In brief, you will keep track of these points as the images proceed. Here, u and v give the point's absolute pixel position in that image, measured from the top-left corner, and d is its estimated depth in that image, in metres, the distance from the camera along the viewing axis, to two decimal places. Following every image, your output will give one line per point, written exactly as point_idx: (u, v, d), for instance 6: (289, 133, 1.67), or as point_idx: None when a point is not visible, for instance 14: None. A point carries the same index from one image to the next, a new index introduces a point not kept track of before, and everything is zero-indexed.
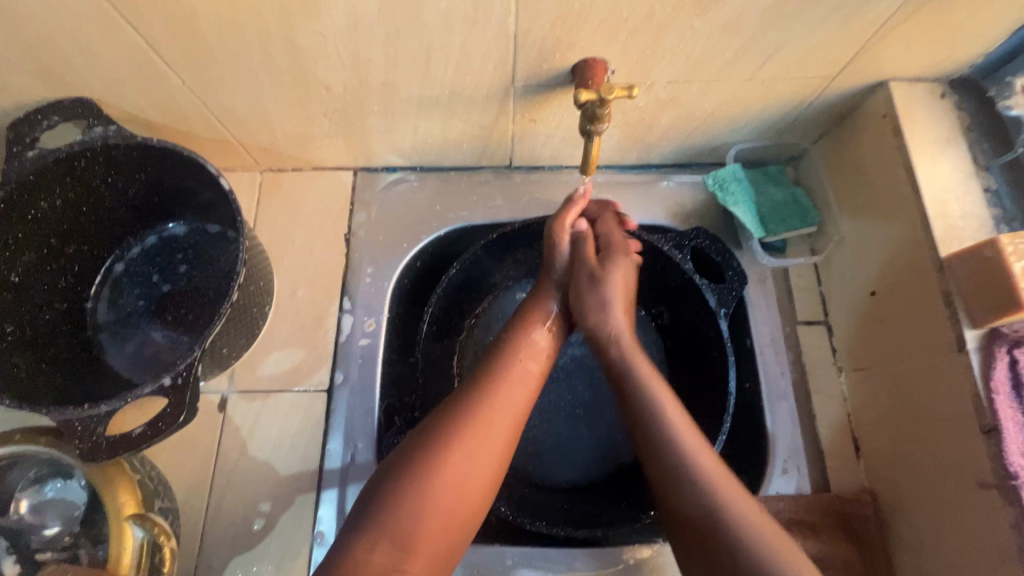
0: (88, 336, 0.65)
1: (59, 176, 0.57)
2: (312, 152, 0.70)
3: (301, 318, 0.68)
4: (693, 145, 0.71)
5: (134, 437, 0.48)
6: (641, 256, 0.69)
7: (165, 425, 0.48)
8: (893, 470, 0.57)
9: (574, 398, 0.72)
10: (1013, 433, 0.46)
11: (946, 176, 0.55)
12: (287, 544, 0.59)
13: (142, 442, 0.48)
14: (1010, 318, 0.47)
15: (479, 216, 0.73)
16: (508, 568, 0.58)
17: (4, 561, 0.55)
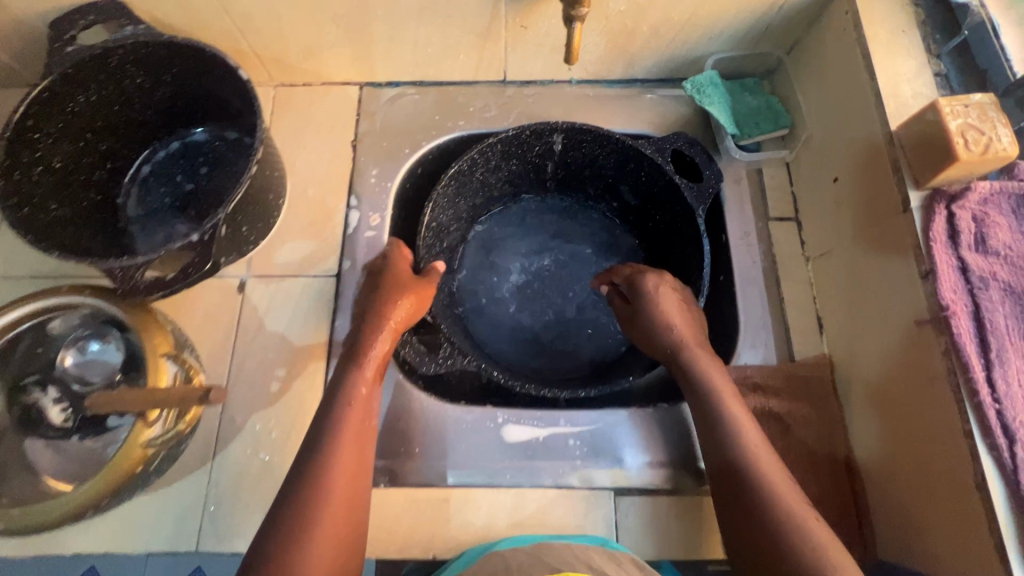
0: (120, 227, 0.72)
1: (94, 73, 0.64)
2: (321, 64, 0.76)
3: (311, 214, 0.74)
4: (674, 56, 0.76)
5: (168, 280, 0.56)
6: (627, 163, 0.74)
7: (194, 271, 0.56)
8: (851, 335, 0.63)
9: (566, 301, 0.79)
10: (946, 275, 0.51)
11: (901, 63, 0.60)
12: (299, 404, 0.66)
13: (176, 283, 0.56)
14: (948, 173, 0.52)
15: (475, 126, 0.79)
16: (498, 425, 0.65)
17: (50, 409, 0.61)
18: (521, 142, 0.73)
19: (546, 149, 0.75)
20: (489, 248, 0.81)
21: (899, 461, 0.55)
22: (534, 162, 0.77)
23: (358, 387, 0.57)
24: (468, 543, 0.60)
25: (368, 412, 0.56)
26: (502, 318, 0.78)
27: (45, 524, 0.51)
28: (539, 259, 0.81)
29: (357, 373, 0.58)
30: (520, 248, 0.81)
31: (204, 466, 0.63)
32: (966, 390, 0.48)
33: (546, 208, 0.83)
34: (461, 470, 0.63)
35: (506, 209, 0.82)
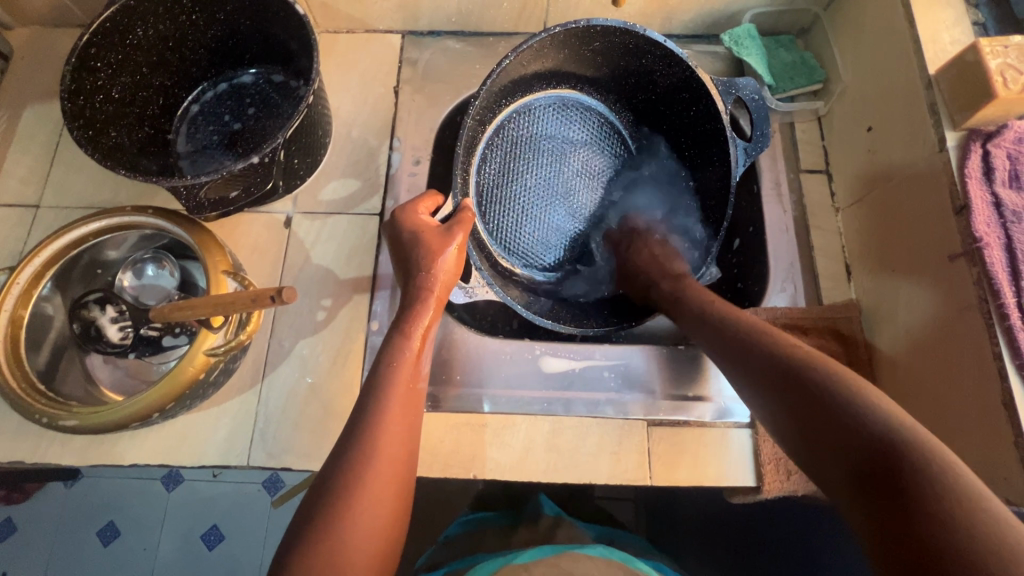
0: (171, 161, 0.74)
1: (154, 6, 0.65)
2: (366, 10, 0.78)
3: (355, 155, 0.76)
4: (713, 11, 0.77)
5: (233, 198, 0.63)
6: (682, 91, 0.70)
7: (256, 191, 0.63)
8: (879, 278, 0.65)
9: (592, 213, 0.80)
10: (981, 209, 0.53)
11: (941, 12, 0.62)
12: (345, 331, 0.68)
13: (239, 201, 0.64)
14: (985, 113, 0.54)
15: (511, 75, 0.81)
16: (536, 356, 0.68)
17: (108, 327, 0.61)
18: (584, 37, 0.67)
19: (605, 46, 0.69)
20: (518, 136, 0.77)
21: (921, 393, 0.58)
22: (585, 56, 0.71)
23: (403, 353, 0.52)
24: (508, 464, 0.63)
25: (415, 383, 0.51)
26: (521, 206, 0.76)
27: (113, 425, 0.54)
28: (567, 160, 0.79)
29: (403, 342, 0.53)
30: (549, 143, 0.78)
31: (254, 387, 0.65)
32: (996, 315, 0.50)
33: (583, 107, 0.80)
34: (500, 398, 0.66)
35: (547, 101, 0.78)
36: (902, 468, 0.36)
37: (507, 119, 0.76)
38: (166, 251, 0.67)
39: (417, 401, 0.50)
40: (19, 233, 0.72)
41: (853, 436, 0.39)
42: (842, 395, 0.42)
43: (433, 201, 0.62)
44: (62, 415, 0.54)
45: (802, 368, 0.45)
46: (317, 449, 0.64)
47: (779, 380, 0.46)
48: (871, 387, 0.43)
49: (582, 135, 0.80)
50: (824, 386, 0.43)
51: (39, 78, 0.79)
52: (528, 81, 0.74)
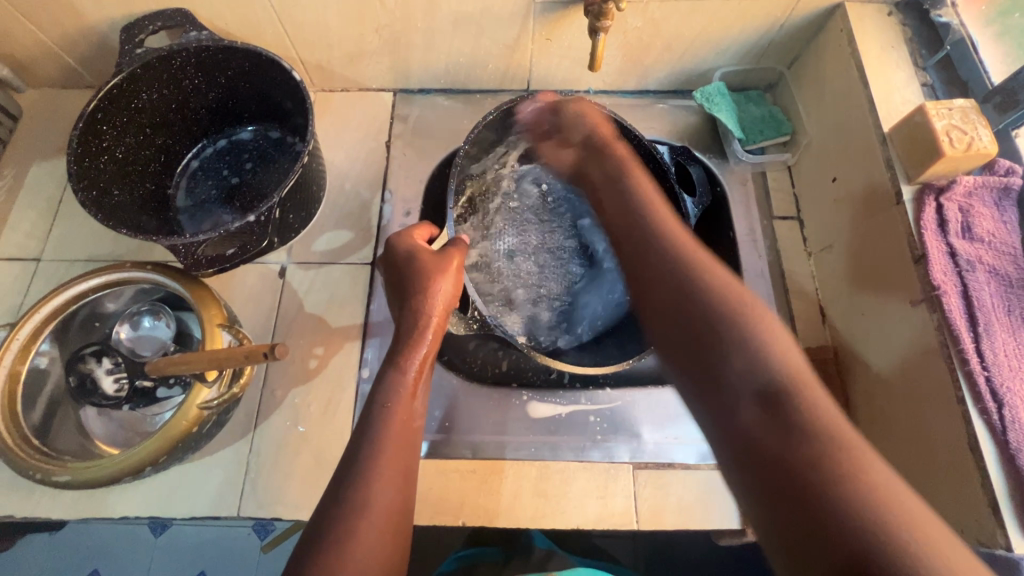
0: (171, 215, 0.77)
1: (159, 73, 0.69)
2: (359, 72, 0.82)
3: (348, 207, 0.79)
4: (685, 70, 0.82)
5: (229, 255, 0.65)
6: None
7: (252, 248, 0.66)
8: (850, 323, 0.68)
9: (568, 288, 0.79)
10: (937, 258, 0.56)
11: (892, 75, 0.67)
12: (336, 379, 0.70)
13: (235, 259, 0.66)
14: (935, 168, 0.58)
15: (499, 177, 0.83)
16: (524, 401, 0.69)
17: (103, 378, 0.63)
18: (537, 113, 0.74)
19: (552, 123, 0.75)
20: (490, 216, 0.81)
21: (895, 429, 0.60)
22: (535, 138, 0.78)
23: (395, 391, 0.53)
24: (496, 510, 0.64)
25: (411, 413, 0.53)
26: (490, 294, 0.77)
27: (104, 479, 0.55)
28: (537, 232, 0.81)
29: (395, 385, 0.54)
30: (518, 224, 0.82)
31: (246, 436, 0.67)
32: (957, 359, 0.53)
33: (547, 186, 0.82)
34: (489, 444, 0.67)
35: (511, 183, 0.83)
36: (795, 435, 0.40)
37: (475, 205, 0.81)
38: (162, 303, 0.69)
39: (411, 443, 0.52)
40: (19, 285, 0.74)
41: (755, 391, 0.43)
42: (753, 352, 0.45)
43: (427, 231, 0.65)
44: (55, 470, 0.55)
45: (728, 322, 0.47)
46: (307, 498, 0.64)
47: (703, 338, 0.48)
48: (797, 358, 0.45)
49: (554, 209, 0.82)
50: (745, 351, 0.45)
51: (46, 137, 0.83)
52: (488, 163, 0.80)
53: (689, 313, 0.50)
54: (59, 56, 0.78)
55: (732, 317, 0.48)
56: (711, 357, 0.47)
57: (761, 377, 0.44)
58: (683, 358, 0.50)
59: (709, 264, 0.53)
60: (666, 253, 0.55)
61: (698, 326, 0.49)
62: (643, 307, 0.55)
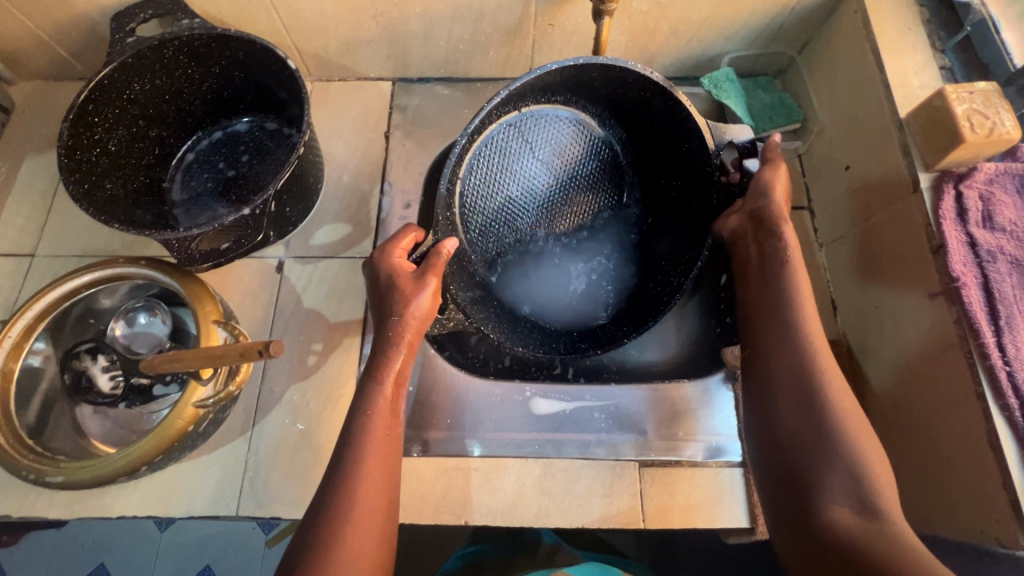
0: (166, 208, 0.76)
1: (151, 63, 0.67)
2: (357, 60, 0.80)
3: (347, 199, 0.78)
4: (692, 55, 0.79)
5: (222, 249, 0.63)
6: (676, 124, 0.66)
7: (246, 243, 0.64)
8: (864, 317, 0.66)
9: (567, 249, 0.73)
10: (957, 249, 0.54)
11: (909, 58, 0.64)
12: (335, 377, 0.68)
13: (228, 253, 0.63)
14: (955, 155, 0.55)
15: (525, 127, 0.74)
16: (526, 398, 0.68)
17: (99, 376, 0.62)
18: (582, 66, 0.62)
19: (602, 72, 0.63)
20: (504, 154, 0.69)
21: (909, 424, 0.58)
22: (580, 82, 0.66)
23: (377, 399, 0.52)
24: (499, 508, 0.63)
25: (393, 424, 0.52)
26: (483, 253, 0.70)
27: (98, 479, 0.54)
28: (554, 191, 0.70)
29: (375, 391, 0.52)
30: (534, 169, 0.71)
31: (244, 434, 0.65)
32: (977, 354, 0.51)
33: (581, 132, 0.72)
34: (492, 441, 0.66)
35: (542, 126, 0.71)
36: (882, 525, 0.44)
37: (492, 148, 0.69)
38: (158, 299, 0.68)
39: (395, 450, 0.52)
40: (15, 281, 0.73)
41: (848, 481, 0.47)
42: (846, 441, 0.48)
43: (411, 239, 0.59)
44: (49, 470, 0.54)
45: (834, 411, 0.50)
46: (307, 497, 0.63)
47: (807, 427, 0.50)
48: (873, 444, 0.48)
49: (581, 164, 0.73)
50: (850, 445, 0.48)
51: (39, 130, 0.81)
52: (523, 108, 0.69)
53: (792, 404, 0.52)
54: (52, 47, 0.77)
55: (822, 400, 0.51)
56: (805, 454, 0.50)
57: (863, 484, 0.46)
58: (773, 433, 0.53)
59: (824, 353, 0.54)
60: (771, 342, 0.56)
61: (789, 417, 0.52)
62: (753, 396, 0.56)
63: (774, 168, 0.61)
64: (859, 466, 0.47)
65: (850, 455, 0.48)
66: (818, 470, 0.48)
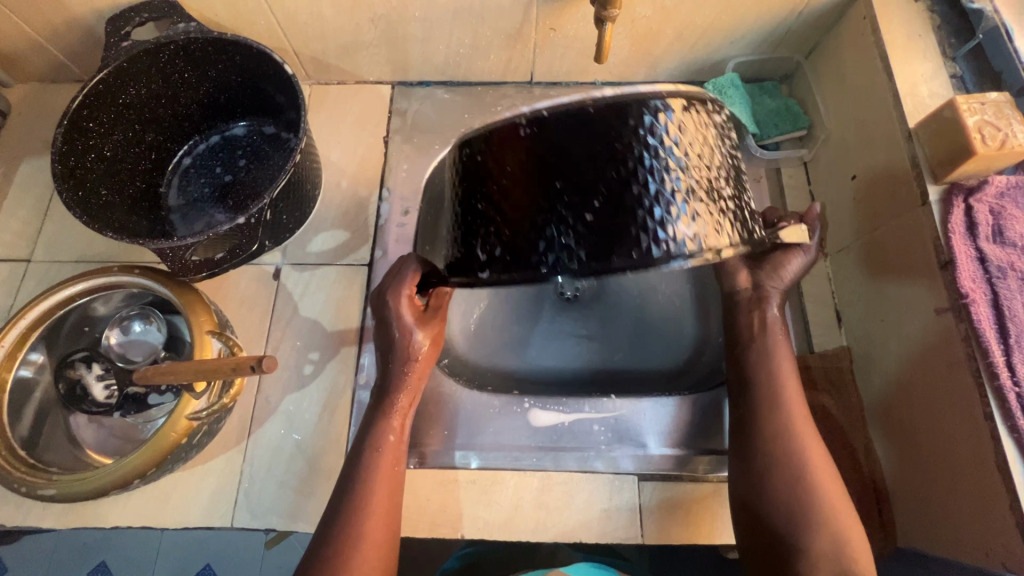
0: (163, 214, 0.75)
1: (147, 66, 0.66)
2: (355, 63, 0.79)
3: (345, 205, 0.77)
4: (697, 59, 0.78)
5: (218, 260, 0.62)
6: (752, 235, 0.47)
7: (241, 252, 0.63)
8: (869, 329, 0.65)
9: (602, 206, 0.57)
10: (965, 264, 0.53)
11: (918, 65, 0.63)
12: (331, 388, 0.67)
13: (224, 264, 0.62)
14: (965, 168, 0.54)
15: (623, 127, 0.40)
16: (525, 409, 0.66)
17: (93, 385, 0.61)
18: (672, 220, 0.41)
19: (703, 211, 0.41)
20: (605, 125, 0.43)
21: (914, 440, 0.57)
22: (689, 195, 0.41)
23: (386, 431, 0.57)
24: (495, 522, 0.62)
25: (398, 455, 0.57)
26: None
27: (91, 492, 0.54)
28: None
29: (384, 419, 0.58)
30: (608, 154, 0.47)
31: (239, 445, 0.65)
32: (986, 373, 0.50)
33: (710, 217, 0.41)
34: (489, 453, 0.64)
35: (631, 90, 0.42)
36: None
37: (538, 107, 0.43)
38: (152, 307, 0.67)
39: (395, 478, 0.56)
40: (10, 288, 0.72)
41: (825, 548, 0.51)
42: (822, 511, 0.52)
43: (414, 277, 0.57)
44: (41, 483, 0.54)
45: (815, 481, 0.54)
46: (302, 509, 0.63)
47: (790, 495, 0.53)
48: (847, 512, 0.53)
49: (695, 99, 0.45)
50: (827, 514, 0.52)
51: (35, 132, 0.80)
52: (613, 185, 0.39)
53: (776, 463, 0.55)
54: (48, 49, 0.76)
55: (805, 470, 0.54)
56: (785, 525, 0.53)
57: (837, 551, 0.51)
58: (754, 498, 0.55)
59: (804, 423, 0.57)
60: (756, 399, 0.58)
61: (772, 475, 0.54)
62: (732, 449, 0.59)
63: (798, 254, 0.62)
64: (835, 534, 0.51)
65: (828, 526, 0.52)
66: (797, 528, 0.52)
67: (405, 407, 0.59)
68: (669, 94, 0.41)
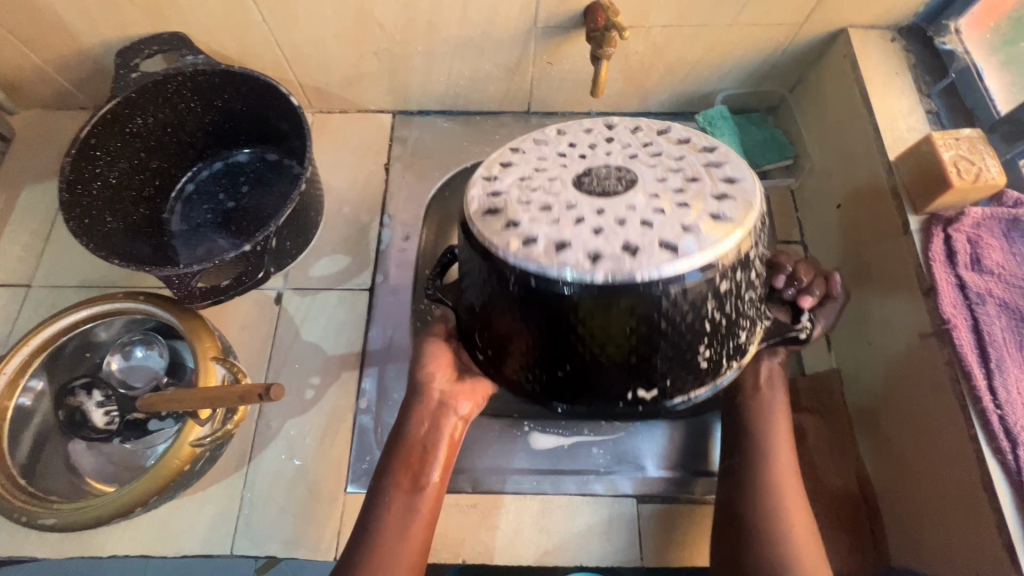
0: (165, 240, 0.75)
1: (155, 97, 0.68)
2: (358, 93, 0.81)
3: (346, 231, 0.78)
4: (688, 92, 0.81)
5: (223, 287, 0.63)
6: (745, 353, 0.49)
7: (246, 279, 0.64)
8: (856, 353, 0.67)
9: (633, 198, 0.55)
10: (946, 291, 0.56)
11: (896, 100, 0.66)
12: (332, 413, 0.68)
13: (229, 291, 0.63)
14: (943, 199, 0.57)
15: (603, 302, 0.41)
16: (525, 432, 0.67)
17: (93, 411, 0.62)
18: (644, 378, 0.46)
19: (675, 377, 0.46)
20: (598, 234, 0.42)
21: (903, 462, 0.59)
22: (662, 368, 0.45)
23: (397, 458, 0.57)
24: (496, 547, 0.63)
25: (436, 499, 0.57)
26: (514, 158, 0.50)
27: (91, 522, 0.54)
28: (643, 192, 0.44)
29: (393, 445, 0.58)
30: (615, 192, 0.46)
31: (239, 470, 0.65)
32: (969, 397, 0.52)
33: (683, 374, 0.46)
34: (490, 476, 0.65)
35: (630, 258, 0.40)
36: None
37: (539, 241, 0.42)
38: (155, 332, 0.67)
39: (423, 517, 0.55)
40: (8, 313, 0.72)
41: None
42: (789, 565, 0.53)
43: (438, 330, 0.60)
44: (41, 513, 0.54)
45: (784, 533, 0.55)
46: (302, 535, 0.62)
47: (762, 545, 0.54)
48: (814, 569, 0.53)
49: (710, 248, 0.41)
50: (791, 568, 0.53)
51: (38, 159, 0.81)
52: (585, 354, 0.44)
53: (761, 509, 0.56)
54: (56, 79, 0.77)
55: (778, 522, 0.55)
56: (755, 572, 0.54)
57: None
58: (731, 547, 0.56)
59: (787, 476, 0.58)
60: (745, 451, 0.60)
61: (753, 526, 0.56)
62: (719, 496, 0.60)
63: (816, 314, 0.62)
64: None
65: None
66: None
67: (427, 468, 0.57)
68: (661, 283, 0.40)
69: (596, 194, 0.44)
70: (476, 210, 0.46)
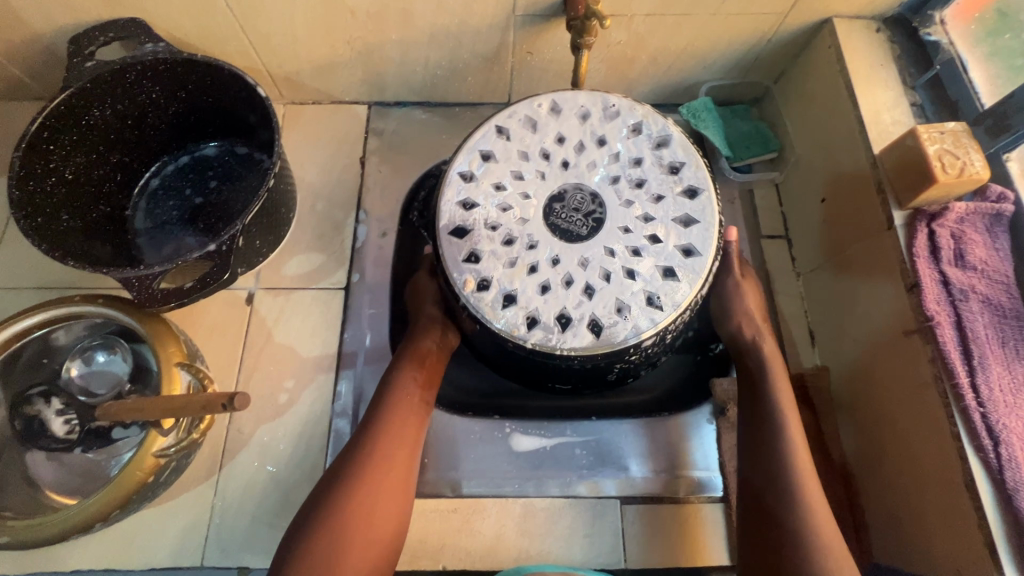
0: (129, 239, 0.72)
1: (112, 87, 0.64)
2: (332, 84, 0.78)
3: (320, 227, 0.75)
4: (672, 83, 0.79)
5: (186, 288, 0.59)
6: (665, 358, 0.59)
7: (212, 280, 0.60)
8: (841, 350, 0.66)
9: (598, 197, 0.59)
10: (930, 288, 0.55)
11: (881, 93, 0.65)
12: (307, 416, 0.66)
13: (194, 292, 0.59)
14: (927, 195, 0.56)
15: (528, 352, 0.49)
16: (507, 434, 0.65)
17: (53, 420, 0.59)
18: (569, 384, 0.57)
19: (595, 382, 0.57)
20: (543, 287, 0.50)
21: (888, 456, 0.59)
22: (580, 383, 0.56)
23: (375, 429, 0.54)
24: (477, 552, 0.61)
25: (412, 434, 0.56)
26: (497, 159, 0.54)
27: (47, 539, 0.51)
28: (599, 248, 0.51)
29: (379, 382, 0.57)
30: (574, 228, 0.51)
31: (209, 479, 0.62)
32: (952, 394, 0.52)
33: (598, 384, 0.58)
34: (471, 480, 0.64)
35: (559, 330, 0.49)
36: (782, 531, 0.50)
37: (492, 286, 0.50)
38: (117, 336, 0.64)
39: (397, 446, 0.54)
40: None
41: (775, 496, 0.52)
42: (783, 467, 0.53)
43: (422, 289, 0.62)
44: None
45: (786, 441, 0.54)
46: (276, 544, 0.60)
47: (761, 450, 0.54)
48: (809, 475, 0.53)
49: (633, 334, 0.49)
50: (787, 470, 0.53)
51: None
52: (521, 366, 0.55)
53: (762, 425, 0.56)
54: (7, 67, 0.72)
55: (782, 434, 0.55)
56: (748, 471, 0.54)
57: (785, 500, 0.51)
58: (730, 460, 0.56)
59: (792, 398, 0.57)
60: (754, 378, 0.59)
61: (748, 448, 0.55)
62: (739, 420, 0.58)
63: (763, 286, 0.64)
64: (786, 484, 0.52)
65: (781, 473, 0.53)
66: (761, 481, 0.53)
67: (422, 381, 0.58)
68: (577, 356, 0.49)
69: (556, 239, 0.51)
70: (445, 226, 0.52)
